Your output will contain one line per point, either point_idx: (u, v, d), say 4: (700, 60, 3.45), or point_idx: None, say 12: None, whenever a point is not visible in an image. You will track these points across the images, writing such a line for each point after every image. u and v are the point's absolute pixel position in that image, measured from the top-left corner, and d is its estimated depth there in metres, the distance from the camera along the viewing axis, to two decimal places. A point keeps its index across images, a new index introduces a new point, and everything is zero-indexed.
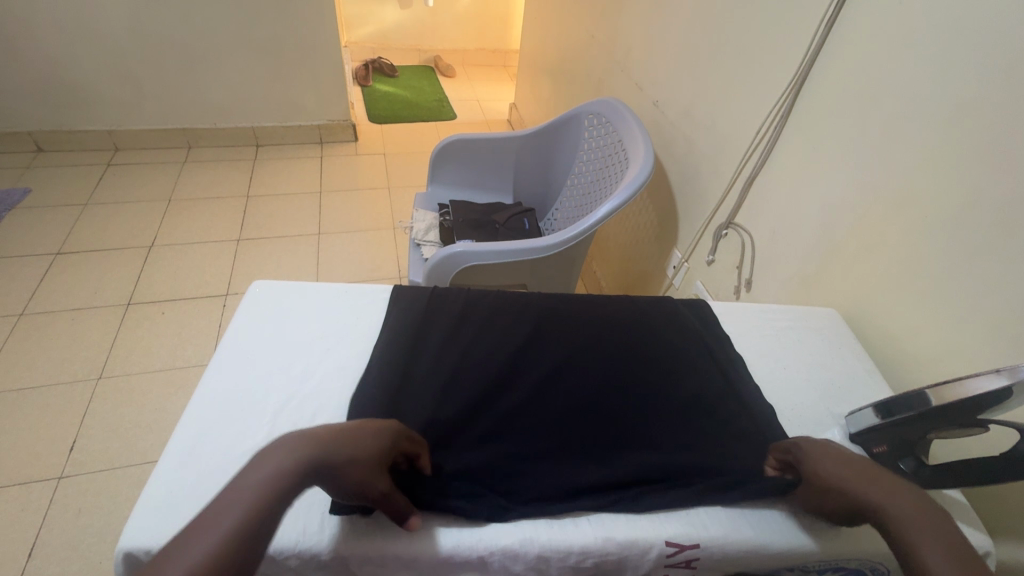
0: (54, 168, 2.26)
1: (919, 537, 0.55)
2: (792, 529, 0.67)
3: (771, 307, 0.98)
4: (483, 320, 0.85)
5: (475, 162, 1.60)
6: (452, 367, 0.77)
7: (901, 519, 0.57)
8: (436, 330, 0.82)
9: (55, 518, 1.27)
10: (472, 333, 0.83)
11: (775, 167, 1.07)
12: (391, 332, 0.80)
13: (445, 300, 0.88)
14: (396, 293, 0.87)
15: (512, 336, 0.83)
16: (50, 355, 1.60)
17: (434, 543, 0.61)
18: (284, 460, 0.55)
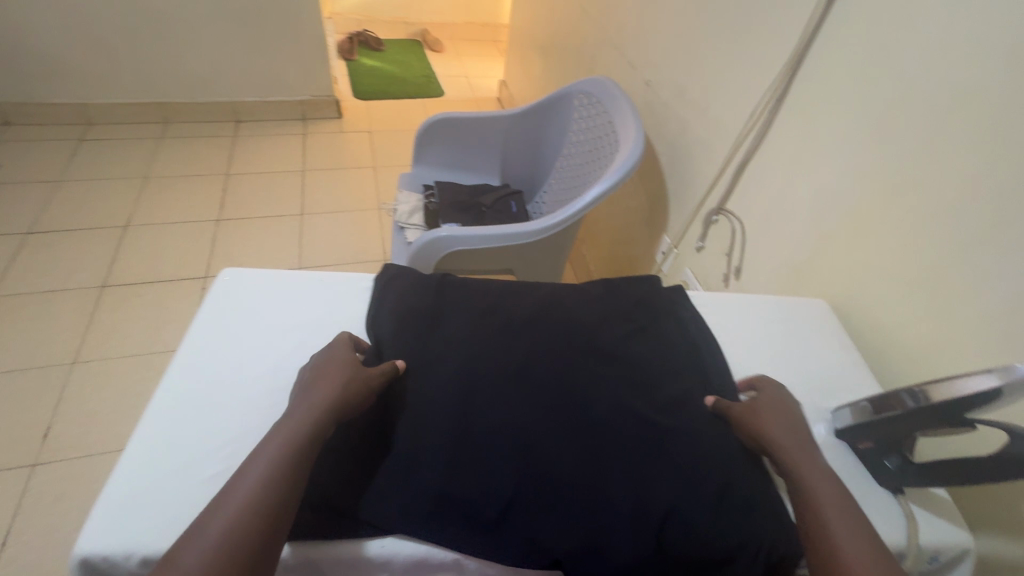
0: (22, 143, 2.16)
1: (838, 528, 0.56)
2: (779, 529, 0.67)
3: (758, 298, 0.97)
4: (456, 309, 0.80)
5: (462, 141, 1.55)
6: (420, 358, 0.73)
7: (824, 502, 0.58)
8: (410, 317, 0.77)
9: (30, 506, 1.25)
10: (445, 325, 0.78)
11: (767, 153, 1.04)
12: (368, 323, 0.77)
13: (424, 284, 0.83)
14: (380, 279, 0.84)
15: (486, 326, 0.78)
16: (20, 339, 1.55)
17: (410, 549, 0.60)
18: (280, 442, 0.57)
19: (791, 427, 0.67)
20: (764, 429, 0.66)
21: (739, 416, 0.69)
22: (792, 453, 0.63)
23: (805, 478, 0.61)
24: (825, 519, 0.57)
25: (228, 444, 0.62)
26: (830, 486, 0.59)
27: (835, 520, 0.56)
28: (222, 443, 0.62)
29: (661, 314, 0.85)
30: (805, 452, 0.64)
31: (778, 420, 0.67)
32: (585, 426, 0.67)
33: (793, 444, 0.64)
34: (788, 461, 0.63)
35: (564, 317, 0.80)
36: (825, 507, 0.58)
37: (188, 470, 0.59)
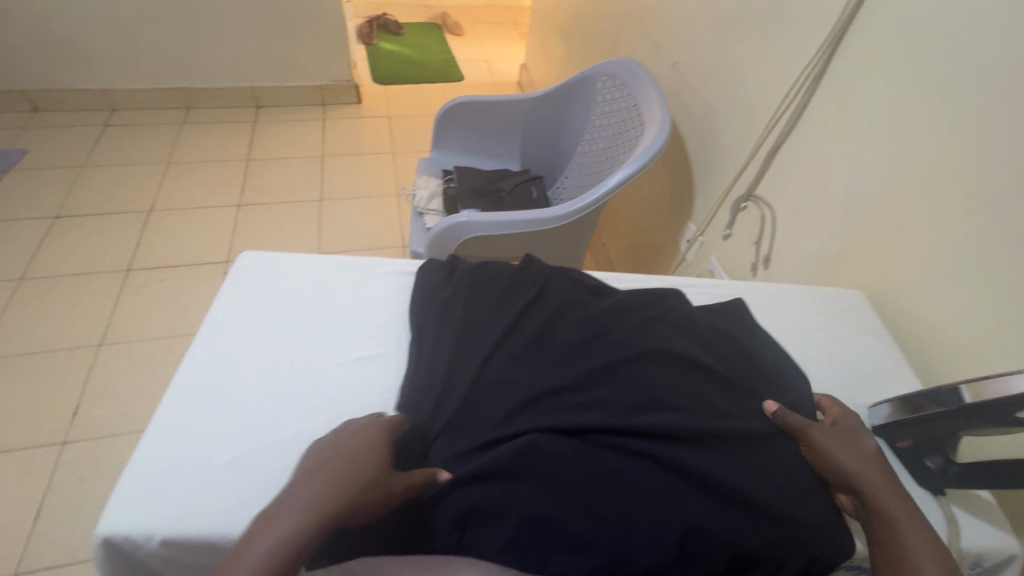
0: (50, 128, 2.20)
1: (914, 547, 0.57)
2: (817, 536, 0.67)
3: (788, 288, 0.93)
4: (466, 312, 0.77)
5: (482, 125, 1.53)
6: (434, 363, 0.71)
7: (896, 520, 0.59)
8: (443, 313, 0.77)
9: (60, 483, 1.28)
10: (471, 322, 0.76)
11: (802, 137, 0.99)
12: (418, 311, 0.78)
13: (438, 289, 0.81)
14: (422, 274, 0.84)
15: (520, 331, 0.76)
16: (50, 321, 1.59)
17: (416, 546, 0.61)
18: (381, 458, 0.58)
19: (868, 452, 0.65)
20: (843, 456, 0.64)
21: (817, 441, 0.65)
22: (872, 481, 0.62)
23: (884, 506, 0.61)
24: (902, 538, 0.58)
25: (247, 429, 0.62)
26: (909, 516, 0.60)
27: (920, 554, 0.56)
28: (239, 429, 0.62)
29: (685, 314, 0.80)
30: (884, 477, 0.63)
31: (858, 445, 0.66)
32: (600, 437, 0.65)
33: (872, 470, 0.63)
34: (869, 488, 0.62)
35: (593, 319, 0.78)
36: (907, 540, 0.58)
37: (205, 455, 0.59)
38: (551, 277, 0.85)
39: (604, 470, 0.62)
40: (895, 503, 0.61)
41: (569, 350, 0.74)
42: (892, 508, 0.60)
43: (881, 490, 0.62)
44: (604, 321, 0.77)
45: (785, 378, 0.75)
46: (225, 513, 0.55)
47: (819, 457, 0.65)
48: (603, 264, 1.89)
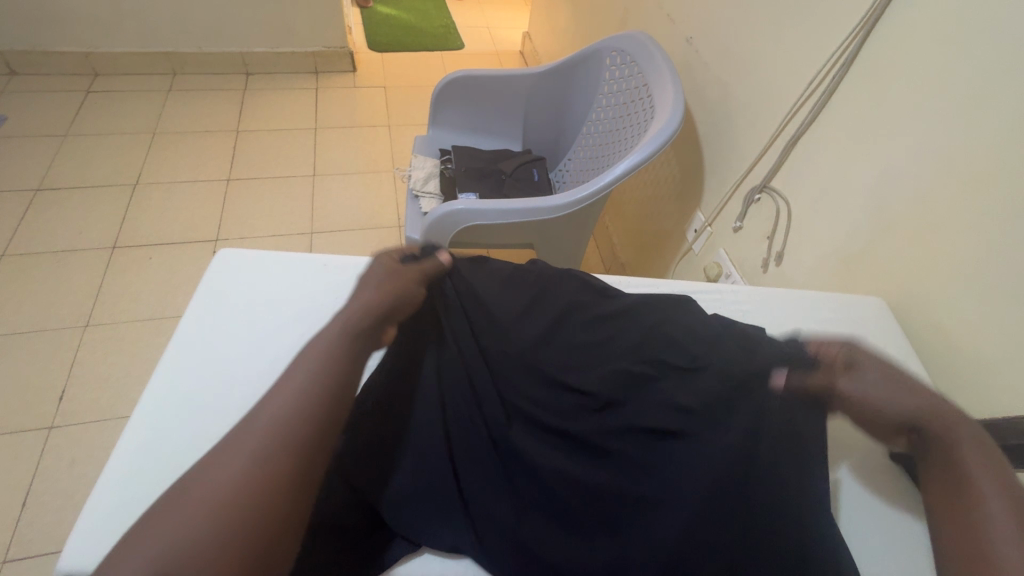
0: (29, 94, 2.09)
1: (985, 486, 0.53)
2: None
3: (803, 294, 0.88)
4: (448, 317, 0.71)
5: (482, 102, 1.44)
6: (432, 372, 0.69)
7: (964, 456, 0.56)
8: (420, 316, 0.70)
9: (48, 468, 1.26)
10: (450, 324, 0.71)
11: (824, 128, 0.92)
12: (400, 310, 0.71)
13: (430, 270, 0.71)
14: None
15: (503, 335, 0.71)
16: (34, 299, 1.54)
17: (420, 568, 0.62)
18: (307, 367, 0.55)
19: (928, 398, 0.59)
20: (889, 392, 0.60)
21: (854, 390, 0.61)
22: (929, 413, 0.58)
23: (954, 456, 0.56)
24: (973, 478, 0.54)
25: None
26: (986, 471, 0.54)
27: (993, 509, 0.51)
28: None
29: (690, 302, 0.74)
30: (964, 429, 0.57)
31: (908, 388, 0.60)
32: (603, 450, 0.65)
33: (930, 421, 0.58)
34: (923, 418, 0.58)
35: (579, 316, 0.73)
36: (971, 469, 0.55)
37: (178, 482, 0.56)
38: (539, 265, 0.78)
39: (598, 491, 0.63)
40: (970, 456, 0.56)
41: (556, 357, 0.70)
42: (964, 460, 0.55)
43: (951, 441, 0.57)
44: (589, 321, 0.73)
45: None
46: None
47: (861, 389, 0.61)
48: (605, 250, 1.83)
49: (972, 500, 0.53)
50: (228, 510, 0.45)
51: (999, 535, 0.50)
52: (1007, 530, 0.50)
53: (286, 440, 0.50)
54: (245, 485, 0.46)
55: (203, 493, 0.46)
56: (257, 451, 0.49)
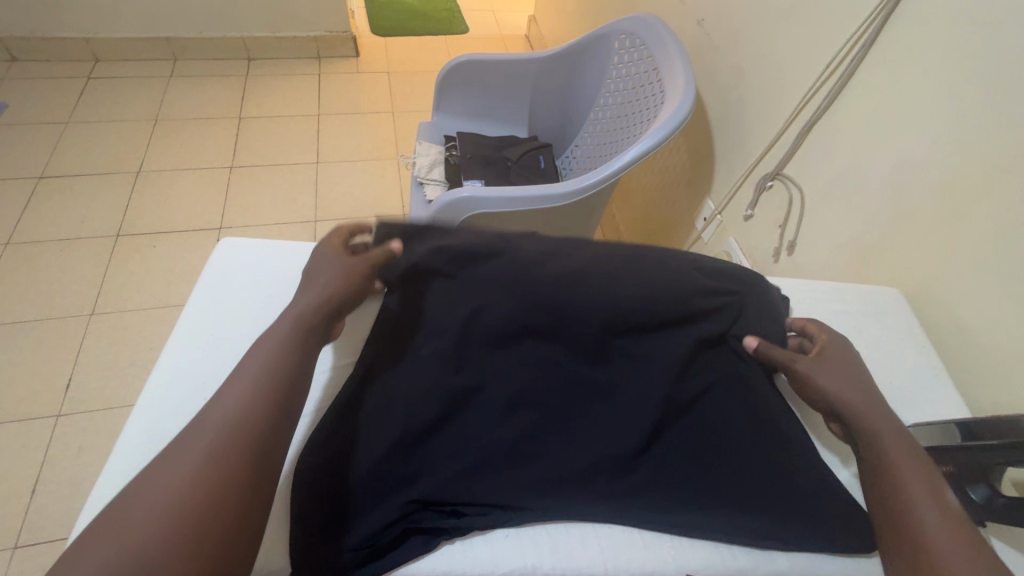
0: (30, 80, 2.07)
1: (910, 477, 0.55)
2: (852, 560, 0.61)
3: (817, 283, 0.85)
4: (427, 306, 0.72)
5: (487, 86, 1.41)
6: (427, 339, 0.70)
7: (886, 448, 0.57)
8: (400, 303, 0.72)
9: (56, 456, 1.27)
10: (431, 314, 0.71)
11: (842, 113, 0.89)
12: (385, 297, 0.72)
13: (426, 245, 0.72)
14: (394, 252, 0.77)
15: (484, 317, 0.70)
16: (40, 287, 1.54)
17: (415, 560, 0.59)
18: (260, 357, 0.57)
19: (858, 381, 0.63)
20: (827, 381, 0.63)
21: (804, 370, 0.65)
22: (853, 405, 0.61)
23: (875, 434, 0.59)
24: (896, 470, 0.56)
25: None
26: (900, 446, 0.57)
27: (915, 486, 0.54)
28: None
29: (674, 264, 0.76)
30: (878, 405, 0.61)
31: (837, 368, 0.65)
32: (609, 400, 0.68)
33: (859, 400, 0.61)
34: (852, 408, 0.61)
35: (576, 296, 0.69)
36: (897, 464, 0.56)
37: None
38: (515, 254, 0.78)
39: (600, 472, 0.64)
40: (881, 429, 0.59)
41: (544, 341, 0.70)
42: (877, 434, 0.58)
43: (869, 416, 0.60)
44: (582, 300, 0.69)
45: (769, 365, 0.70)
46: None
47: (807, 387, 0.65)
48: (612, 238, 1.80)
49: (894, 492, 0.55)
50: (185, 499, 0.45)
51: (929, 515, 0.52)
52: (930, 527, 0.51)
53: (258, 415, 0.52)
54: (205, 471, 0.47)
55: (157, 487, 0.46)
56: (212, 445, 0.49)
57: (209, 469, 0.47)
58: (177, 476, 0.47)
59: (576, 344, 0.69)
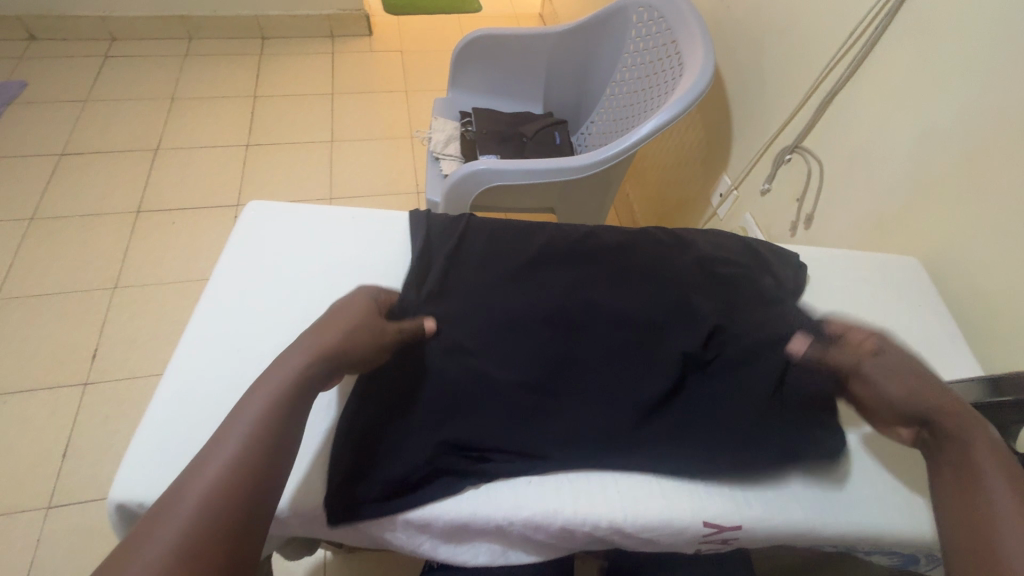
0: (48, 59, 2.09)
1: (992, 480, 0.51)
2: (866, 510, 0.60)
3: (836, 253, 0.85)
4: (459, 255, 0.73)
5: (503, 62, 1.41)
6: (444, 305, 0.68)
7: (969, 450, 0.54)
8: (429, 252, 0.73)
9: (85, 422, 1.31)
10: (465, 258, 0.73)
11: (863, 83, 0.89)
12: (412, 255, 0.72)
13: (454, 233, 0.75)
14: (415, 215, 0.78)
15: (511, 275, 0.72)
16: (64, 261, 1.58)
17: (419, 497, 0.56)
18: (256, 409, 0.52)
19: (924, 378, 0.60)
20: (898, 385, 0.59)
21: (868, 374, 0.61)
22: (937, 407, 0.57)
23: (957, 437, 0.55)
24: (979, 476, 0.52)
25: None
26: (972, 441, 0.54)
27: (994, 483, 0.51)
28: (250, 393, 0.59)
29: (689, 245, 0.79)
30: (954, 403, 0.57)
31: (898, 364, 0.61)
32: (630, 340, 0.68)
33: (927, 398, 0.58)
34: (934, 410, 0.57)
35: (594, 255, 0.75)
36: (980, 465, 0.52)
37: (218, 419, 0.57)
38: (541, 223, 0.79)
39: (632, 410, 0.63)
40: (952, 427, 0.55)
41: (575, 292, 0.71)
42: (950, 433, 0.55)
43: (942, 412, 0.56)
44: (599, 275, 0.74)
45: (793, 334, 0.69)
46: None
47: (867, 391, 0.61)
48: (626, 217, 1.80)
49: (978, 498, 0.51)
50: None
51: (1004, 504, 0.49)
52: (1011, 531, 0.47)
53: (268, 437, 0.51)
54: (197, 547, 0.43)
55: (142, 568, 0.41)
56: (196, 515, 0.44)
57: (199, 545, 0.43)
58: (184, 514, 0.44)
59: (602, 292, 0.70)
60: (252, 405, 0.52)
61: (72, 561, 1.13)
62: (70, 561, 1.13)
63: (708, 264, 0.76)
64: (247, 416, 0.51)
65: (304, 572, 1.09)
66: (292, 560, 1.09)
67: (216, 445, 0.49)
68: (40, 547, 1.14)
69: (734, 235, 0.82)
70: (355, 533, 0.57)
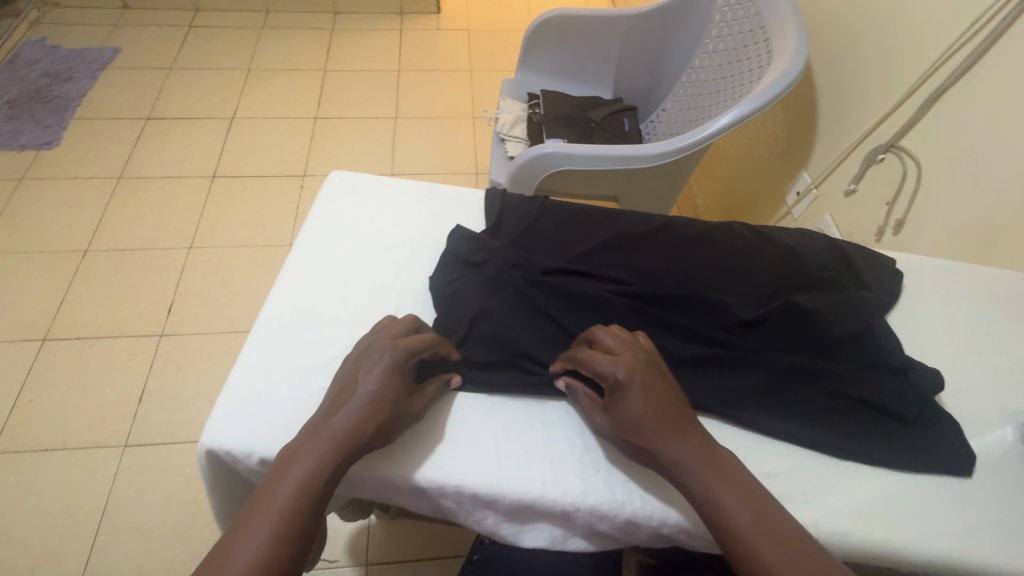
0: (139, 27, 2.21)
1: (744, 521, 0.47)
2: (963, 538, 0.54)
3: (940, 263, 0.78)
4: (538, 230, 0.74)
5: (576, 43, 1.38)
6: (507, 276, 0.67)
7: (708, 495, 0.49)
8: (511, 225, 0.74)
9: (159, 370, 1.40)
10: (544, 234, 0.73)
11: (981, 79, 0.81)
12: (492, 226, 0.73)
13: (533, 207, 0.76)
14: (492, 193, 0.78)
15: (589, 252, 0.72)
16: (146, 219, 1.68)
17: (475, 476, 0.55)
18: (304, 467, 0.47)
19: (654, 383, 0.55)
20: (629, 434, 0.53)
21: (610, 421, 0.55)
22: (667, 456, 0.52)
23: (699, 483, 0.50)
24: (730, 518, 0.48)
25: (339, 357, 0.61)
26: (702, 458, 0.51)
27: (733, 507, 0.48)
28: (330, 356, 0.61)
29: (779, 240, 0.74)
30: (686, 418, 0.54)
31: (653, 378, 0.55)
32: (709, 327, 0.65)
33: (664, 420, 0.53)
34: (665, 463, 0.52)
35: (676, 244, 0.73)
36: (723, 506, 0.48)
37: (301, 379, 0.59)
38: (621, 211, 0.77)
39: (707, 389, 0.61)
40: (680, 449, 0.52)
41: (655, 274, 0.70)
42: (680, 460, 0.51)
43: (677, 432, 0.52)
44: (680, 261, 0.71)
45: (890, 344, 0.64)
46: (270, 435, 0.55)
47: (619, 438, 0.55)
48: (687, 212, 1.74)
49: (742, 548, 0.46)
50: None
51: (740, 519, 0.47)
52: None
53: (329, 465, 0.47)
54: None
55: None
56: None
57: None
58: None
59: (679, 281, 0.69)
60: (298, 464, 0.47)
61: (143, 498, 1.23)
62: (143, 497, 1.23)
63: (792, 262, 0.71)
64: (294, 475, 0.46)
65: (350, 531, 1.14)
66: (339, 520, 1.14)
67: (256, 512, 0.43)
68: (116, 480, 1.24)
69: (824, 237, 0.77)
70: (417, 501, 0.58)
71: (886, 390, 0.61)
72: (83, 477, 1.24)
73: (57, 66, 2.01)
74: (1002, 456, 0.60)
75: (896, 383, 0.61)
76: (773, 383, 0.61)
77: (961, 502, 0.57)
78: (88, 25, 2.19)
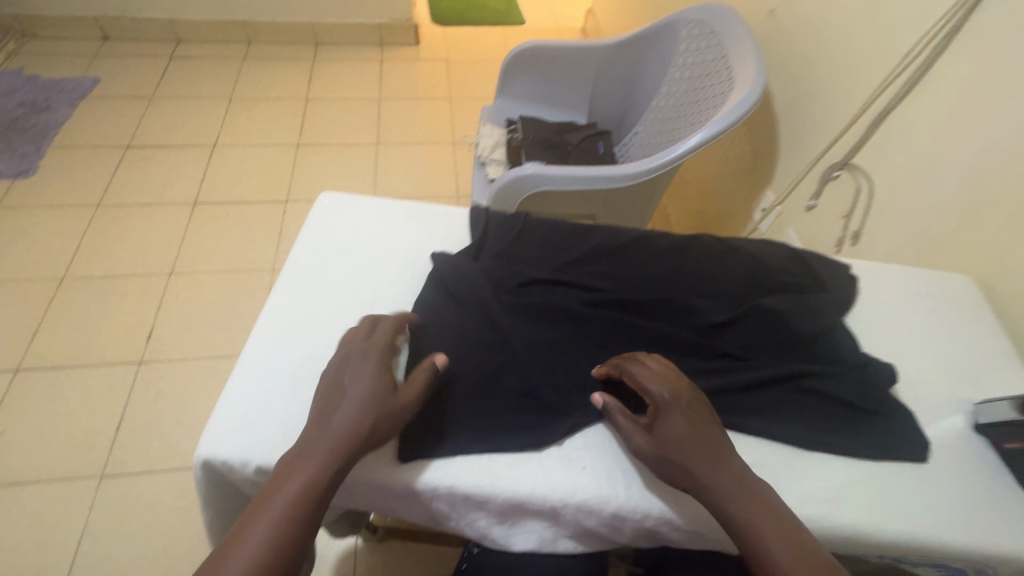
0: (119, 57, 2.23)
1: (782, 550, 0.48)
2: (924, 519, 0.58)
3: (892, 268, 0.84)
4: (522, 245, 0.78)
5: (552, 72, 1.45)
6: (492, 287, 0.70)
7: (749, 523, 0.50)
8: (495, 240, 0.78)
9: (138, 397, 1.38)
10: (527, 248, 0.77)
11: (919, 102, 0.89)
12: (478, 241, 0.77)
13: (516, 223, 0.80)
14: (477, 211, 0.81)
15: (569, 263, 0.76)
16: (125, 246, 1.67)
17: (469, 477, 0.58)
18: (285, 500, 0.48)
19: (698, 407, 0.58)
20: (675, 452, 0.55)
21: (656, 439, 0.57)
22: (709, 482, 0.53)
23: (741, 511, 0.51)
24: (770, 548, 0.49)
25: None
26: (739, 486, 0.53)
27: (772, 535, 0.49)
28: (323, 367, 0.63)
29: (746, 250, 0.80)
30: (717, 444, 0.56)
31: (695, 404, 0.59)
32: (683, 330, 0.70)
33: (704, 446, 0.55)
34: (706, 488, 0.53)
35: (652, 255, 0.78)
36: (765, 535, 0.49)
37: (296, 389, 0.61)
38: (599, 225, 0.82)
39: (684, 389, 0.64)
40: (721, 477, 0.53)
41: (632, 283, 0.74)
42: (726, 486, 0.52)
43: (714, 458, 0.54)
44: (655, 271, 0.76)
45: (849, 343, 0.69)
46: (266, 443, 0.56)
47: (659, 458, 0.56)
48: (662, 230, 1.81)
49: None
50: None
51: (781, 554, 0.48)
52: None
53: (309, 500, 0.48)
54: None
55: None
56: None
57: None
58: None
59: (655, 289, 0.74)
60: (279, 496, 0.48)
61: (121, 528, 1.19)
62: (121, 528, 1.20)
63: (760, 269, 0.76)
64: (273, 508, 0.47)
65: (338, 553, 1.13)
66: (326, 542, 1.13)
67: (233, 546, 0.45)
68: (93, 511, 1.21)
69: (788, 246, 0.82)
70: (412, 506, 0.59)
71: (848, 386, 0.65)
72: (57, 510, 1.21)
73: (34, 95, 2.01)
74: (956, 441, 0.65)
75: (857, 378, 0.66)
76: (745, 381, 0.65)
77: (921, 486, 0.61)
78: (66, 56, 2.20)
